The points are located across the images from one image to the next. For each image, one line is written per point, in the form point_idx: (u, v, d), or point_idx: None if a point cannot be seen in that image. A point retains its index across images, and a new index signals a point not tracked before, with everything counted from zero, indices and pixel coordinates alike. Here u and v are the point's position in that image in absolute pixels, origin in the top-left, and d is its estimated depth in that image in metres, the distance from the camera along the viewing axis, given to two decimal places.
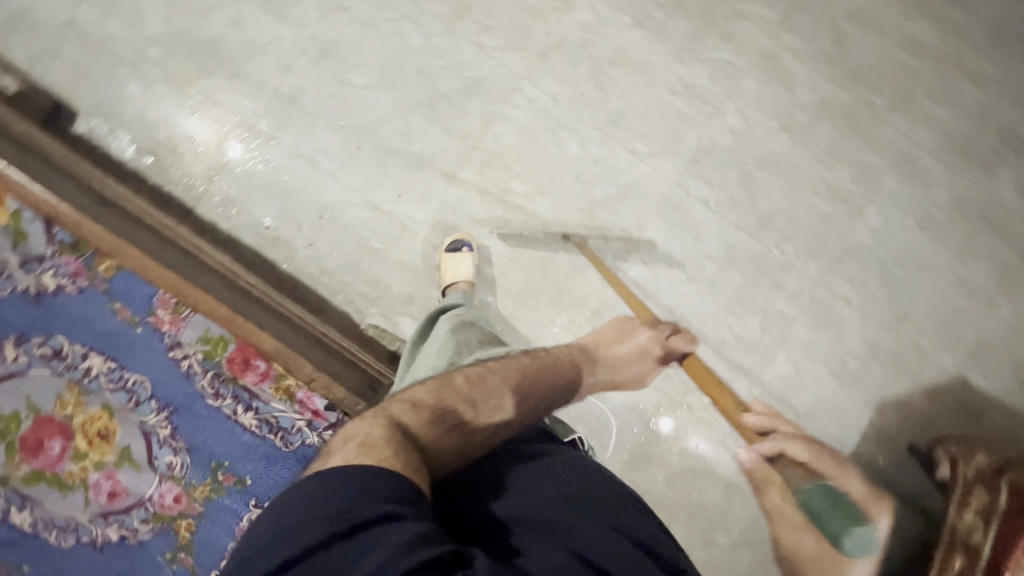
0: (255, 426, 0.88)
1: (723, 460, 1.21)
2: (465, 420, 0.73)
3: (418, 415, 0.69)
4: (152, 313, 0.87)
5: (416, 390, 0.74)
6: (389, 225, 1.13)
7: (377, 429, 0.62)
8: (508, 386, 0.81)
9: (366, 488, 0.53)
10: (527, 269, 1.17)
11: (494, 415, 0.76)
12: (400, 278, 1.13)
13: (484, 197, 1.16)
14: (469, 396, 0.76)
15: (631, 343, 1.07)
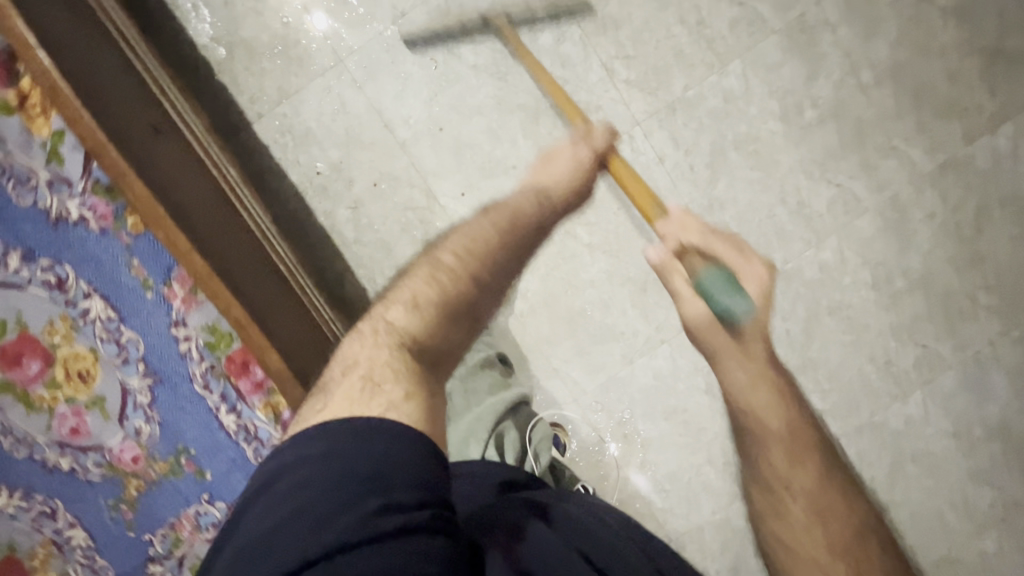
0: (234, 432, 0.66)
1: None
2: (473, 305, 0.64)
3: (424, 315, 0.60)
4: (166, 283, 0.62)
5: (419, 273, 0.64)
6: (439, 220, 1.06)
7: (384, 352, 0.56)
8: (496, 246, 0.69)
9: (388, 466, 0.46)
10: (556, 317, 1.11)
11: (498, 290, 0.68)
12: None
13: (546, 232, 1.09)
14: (466, 273, 0.65)
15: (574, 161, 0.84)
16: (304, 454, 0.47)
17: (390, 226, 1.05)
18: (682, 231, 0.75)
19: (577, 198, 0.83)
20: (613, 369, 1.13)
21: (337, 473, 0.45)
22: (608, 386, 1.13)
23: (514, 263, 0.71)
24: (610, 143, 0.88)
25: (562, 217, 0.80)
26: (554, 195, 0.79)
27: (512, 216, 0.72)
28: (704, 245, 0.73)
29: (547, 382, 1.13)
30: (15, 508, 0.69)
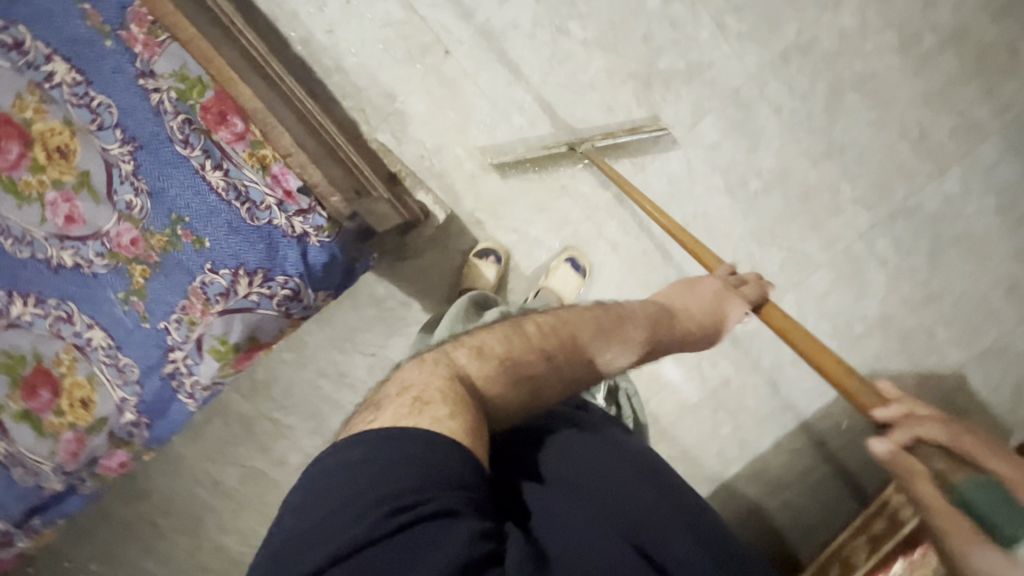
0: (223, 189, 0.67)
1: (690, 381, 1.17)
2: (537, 393, 0.55)
3: (486, 367, 0.53)
4: (124, 27, 0.67)
5: (507, 333, 0.56)
6: (422, 33, 1.00)
7: (439, 380, 0.50)
8: (587, 347, 0.58)
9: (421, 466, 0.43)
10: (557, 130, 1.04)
11: (570, 390, 0.57)
12: (419, 97, 1.02)
13: (536, 31, 1.01)
14: (543, 348, 0.56)
15: (712, 295, 0.70)
16: (354, 452, 0.45)
17: (368, 45, 1.00)
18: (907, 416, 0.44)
19: (694, 340, 0.68)
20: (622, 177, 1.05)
21: (374, 474, 0.43)
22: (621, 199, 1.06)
23: (598, 373, 0.59)
24: (759, 293, 0.71)
25: (670, 344, 0.66)
26: (679, 330, 0.67)
27: (620, 316, 0.62)
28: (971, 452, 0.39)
29: (553, 204, 1.06)
30: (32, 316, 0.67)
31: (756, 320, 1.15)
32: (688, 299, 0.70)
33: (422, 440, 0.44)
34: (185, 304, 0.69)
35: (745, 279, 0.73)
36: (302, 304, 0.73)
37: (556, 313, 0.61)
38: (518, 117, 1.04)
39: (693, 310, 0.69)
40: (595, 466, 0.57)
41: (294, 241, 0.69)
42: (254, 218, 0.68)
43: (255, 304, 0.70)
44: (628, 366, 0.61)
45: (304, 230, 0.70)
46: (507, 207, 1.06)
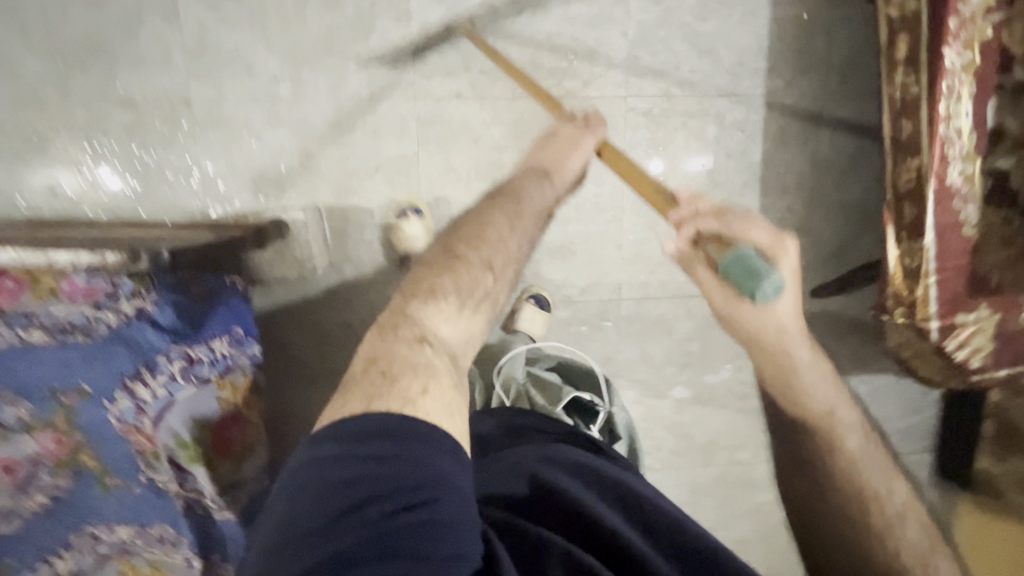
0: (49, 340, 0.62)
1: (635, 125, 1.08)
2: (492, 296, 0.61)
3: (452, 308, 0.57)
4: None
5: (456, 267, 0.60)
6: (159, 110, 0.98)
7: (398, 349, 0.52)
8: (506, 224, 0.66)
9: (376, 470, 0.43)
10: (317, 62, 0.99)
11: (511, 266, 0.64)
12: (211, 154, 1.00)
13: (222, 13, 0.96)
14: (485, 261, 0.61)
15: (583, 152, 0.79)
16: (348, 453, 0.44)
17: (139, 160, 0.99)
18: (693, 216, 0.59)
19: (578, 182, 0.81)
20: (403, 37, 1.00)
21: (332, 486, 0.42)
22: (422, 54, 1.01)
23: (528, 242, 0.67)
24: (602, 124, 0.84)
25: (561, 198, 0.76)
26: (558, 178, 0.77)
27: (518, 195, 0.70)
28: (728, 231, 0.57)
29: (382, 108, 1.02)
30: (76, 559, 0.73)
31: (632, 21, 1.04)
32: (560, 149, 0.79)
33: (427, 439, 0.46)
34: (135, 448, 0.67)
35: (603, 141, 0.80)
36: (209, 362, 0.68)
37: (476, 219, 0.66)
38: (281, 85, 1.00)
39: (565, 161, 0.78)
40: (567, 474, 0.62)
41: (138, 320, 0.64)
42: (95, 337, 0.63)
43: (169, 395, 0.65)
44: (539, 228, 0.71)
45: (134, 306, 0.64)
46: (359, 150, 1.03)
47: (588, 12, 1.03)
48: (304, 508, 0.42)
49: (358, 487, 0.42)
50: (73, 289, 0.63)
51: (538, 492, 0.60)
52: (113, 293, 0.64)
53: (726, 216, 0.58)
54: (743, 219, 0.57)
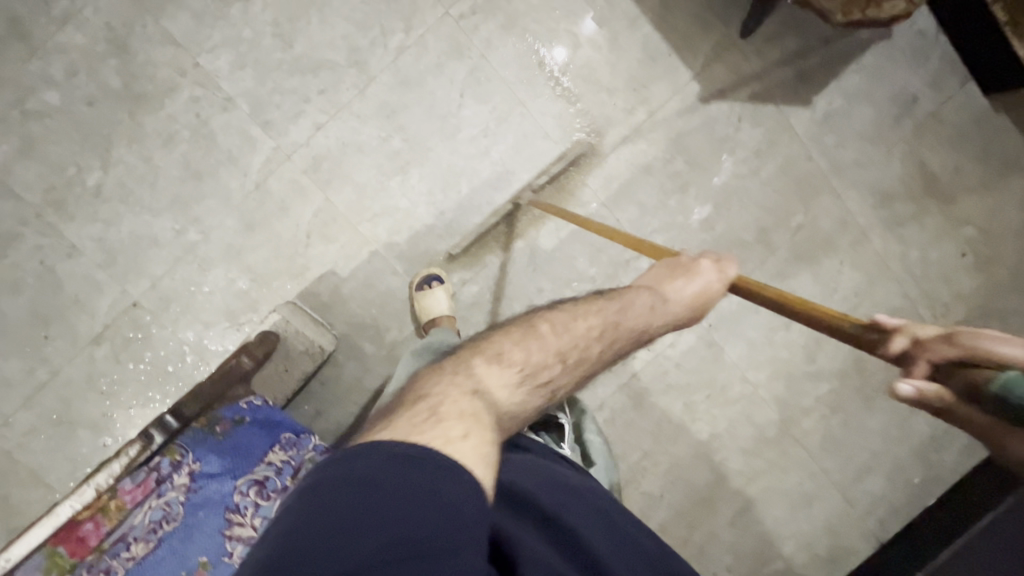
0: (149, 546, 0.64)
1: (477, 24, 1.03)
2: (552, 388, 0.61)
3: (513, 393, 0.57)
4: None
5: (533, 342, 0.62)
6: (124, 324, 1.05)
7: (463, 400, 0.53)
8: (591, 324, 0.66)
9: (408, 502, 0.42)
10: (197, 194, 1.02)
11: (584, 366, 0.64)
12: (187, 325, 1.06)
13: (104, 215, 1.01)
14: (562, 350, 0.62)
15: (699, 284, 0.75)
16: (362, 471, 0.43)
17: (141, 372, 1.06)
18: (922, 346, 0.42)
19: (695, 314, 0.75)
20: (241, 118, 1.01)
21: (359, 506, 0.41)
22: (265, 117, 1.01)
23: (603, 355, 0.66)
24: (734, 269, 0.77)
25: (665, 325, 0.73)
26: (670, 312, 0.73)
27: (617, 312, 0.69)
28: (980, 354, 0.38)
29: (272, 185, 1.04)
30: None
31: None
32: (671, 279, 0.76)
33: (459, 479, 0.44)
34: None
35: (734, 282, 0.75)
36: (275, 475, 0.70)
37: (568, 306, 0.69)
38: (189, 234, 1.03)
39: (673, 295, 0.74)
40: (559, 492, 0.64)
41: (197, 480, 0.67)
42: (178, 516, 0.66)
43: (265, 520, 0.66)
44: (624, 349, 0.69)
45: (185, 473, 0.68)
46: (285, 231, 1.05)
47: None
48: (322, 527, 0.40)
49: (388, 512, 0.41)
50: (132, 493, 0.68)
51: (534, 510, 0.60)
52: (162, 474, 0.68)
53: (960, 335, 0.41)
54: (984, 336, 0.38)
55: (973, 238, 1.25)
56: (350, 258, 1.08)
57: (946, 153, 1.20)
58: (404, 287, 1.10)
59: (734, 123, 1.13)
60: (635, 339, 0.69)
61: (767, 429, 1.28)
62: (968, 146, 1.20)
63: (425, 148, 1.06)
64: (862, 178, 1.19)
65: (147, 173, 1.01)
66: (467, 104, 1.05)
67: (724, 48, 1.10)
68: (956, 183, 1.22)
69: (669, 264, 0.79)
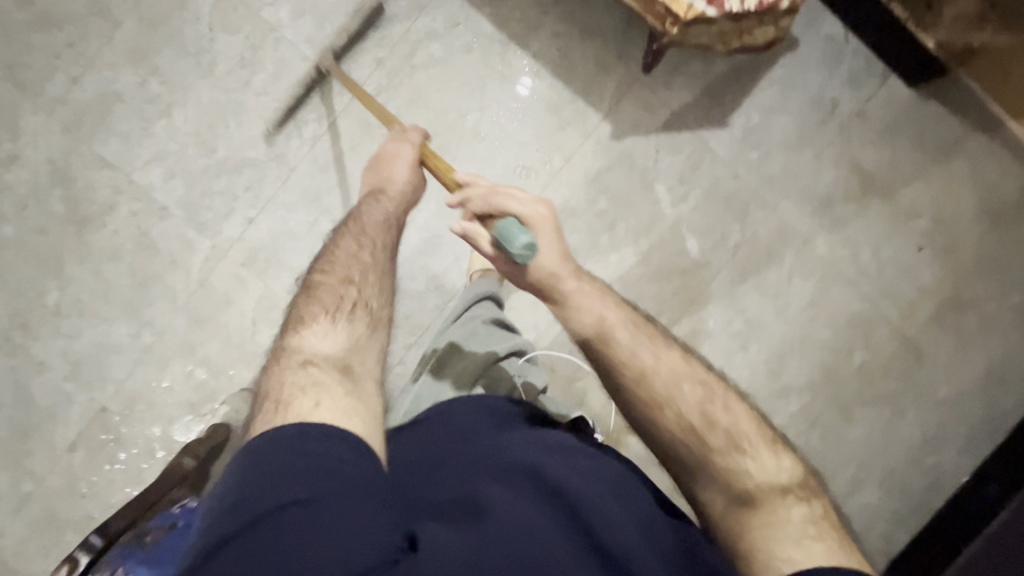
0: None
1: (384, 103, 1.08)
2: (370, 308, 0.69)
3: (339, 334, 0.64)
4: None
5: (318, 296, 0.68)
6: (96, 426, 1.11)
7: (286, 376, 0.59)
8: (347, 247, 0.75)
9: (312, 460, 0.49)
10: (147, 298, 1.09)
11: (377, 276, 0.73)
12: (153, 420, 1.12)
13: (66, 328, 1.08)
14: (346, 277, 0.71)
15: (404, 163, 0.87)
16: (278, 434, 0.52)
17: (120, 469, 1.12)
18: (465, 203, 0.78)
19: (412, 194, 0.87)
20: (177, 223, 1.07)
21: (273, 465, 0.49)
22: (199, 219, 1.08)
23: (381, 259, 0.75)
24: (419, 134, 0.91)
25: (399, 211, 0.85)
26: (400, 195, 0.85)
27: (360, 221, 0.79)
28: (496, 211, 0.76)
29: (212, 279, 1.09)
30: None
31: (301, 43, 1.06)
32: (389, 167, 0.87)
33: (353, 453, 0.52)
34: None
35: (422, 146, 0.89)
36: None
37: (328, 252, 0.74)
38: (144, 336, 1.10)
39: (395, 181, 0.86)
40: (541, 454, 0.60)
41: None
42: None
43: None
44: (394, 242, 0.79)
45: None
46: (232, 320, 1.11)
47: (266, 73, 1.05)
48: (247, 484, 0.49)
49: (297, 468, 0.49)
50: None
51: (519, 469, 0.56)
52: None
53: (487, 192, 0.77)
54: (507, 195, 0.77)
55: (926, 231, 1.21)
56: None
57: (877, 151, 1.18)
58: None
59: (653, 154, 1.14)
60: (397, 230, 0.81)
61: None
62: (900, 138, 1.18)
63: None
64: (796, 186, 1.17)
65: (100, 286, 1.08)
66: None
67: (629, 85, 1.12)
68: (895, 179, 1.19)
69: (377, 161, 0.89)
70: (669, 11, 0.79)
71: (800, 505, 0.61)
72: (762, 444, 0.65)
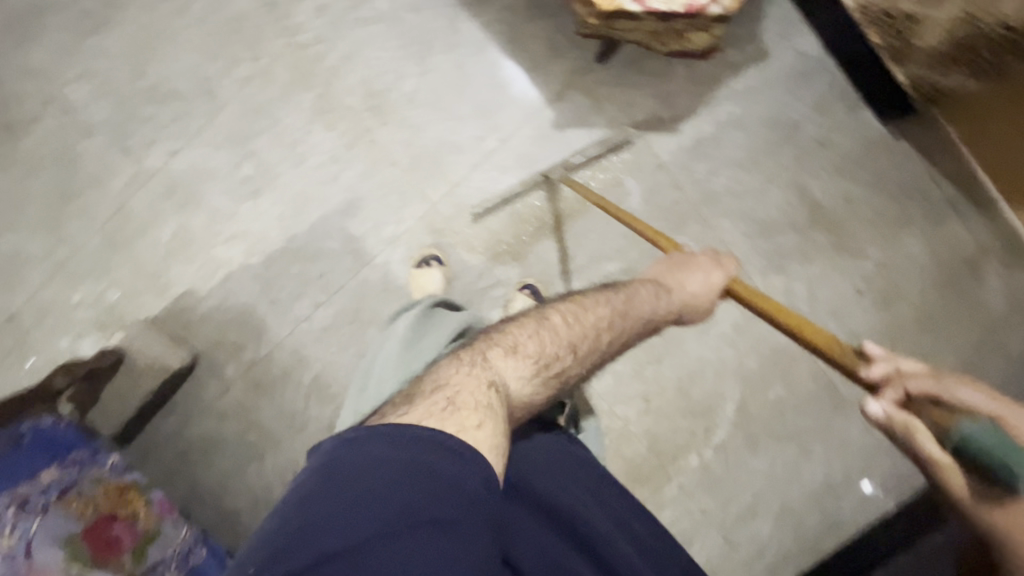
0: None
1: (320, 53, 1.05)
2: (564, 381, 0.60)
3: (530, 387, 0.57)
4: None
5: (545, 330, 0.61)
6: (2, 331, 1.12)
7: (481, 393, 0.53)
8: (601, 314, 0.65)
9: (424, 498, 0.44)
10: (65, 214, 1.10)
11: (595, 355, 0.63)
12: (56, 336, 1.13)
13: None
14: (570, 339, 0.61)
15: (699, 276, 0.75)
16: (394, 449, 0.46)
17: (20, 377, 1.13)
18: (900, 377, 0.50)
19: (687, 313, 0.75)
20: (101, 143, 1.07)
21: (381, 485, 0.44)
22: (122, 144, 1.07)
23: (616, 346, 0.66)
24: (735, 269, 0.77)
25: (667, 316, 0.72)
26: (676, 303, 0.73)
27: (626, 298, 0.69)
28: (946, 395, 0.45)
29: (129, 204, 1.09)
30: None
31: None
32: (676, 272, 0.77)
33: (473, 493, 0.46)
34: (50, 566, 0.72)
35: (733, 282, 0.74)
36: (41, 493, 0.77)
37: (576, 298, 0.67)
38: (59, 251, 1.11)
39: (677, 285, 0.75)
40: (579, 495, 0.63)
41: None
42: None
43: (23, 536, 0.72)
44: (630, 339, 0.68)
45: None
46: (147, 249, 1.11)
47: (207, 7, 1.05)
48: (348, 499, 0.44)
49: (411, 499, 0.44)
50: None
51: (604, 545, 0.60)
52: None
53: (941, 378, 0.47)
54: (965, 389, 0.45)
55: (868, 274, 1.15)
56: (208, 277, 1.12)
57: (832, 182, 1.12)
58: (261, 305, 1.13)
59: (594, 150, 1.09)
60: (642, 330, 0.69)
61: (642, 466, 1.21)
62: (860, 174, 1.12)
63: (274, 174, 1.09)
64: (740, 207, 1.12)
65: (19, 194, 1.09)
66: (314, 130, 1.07)
67: (578, 73, 1.07)
68: (846, 216, 1.13)
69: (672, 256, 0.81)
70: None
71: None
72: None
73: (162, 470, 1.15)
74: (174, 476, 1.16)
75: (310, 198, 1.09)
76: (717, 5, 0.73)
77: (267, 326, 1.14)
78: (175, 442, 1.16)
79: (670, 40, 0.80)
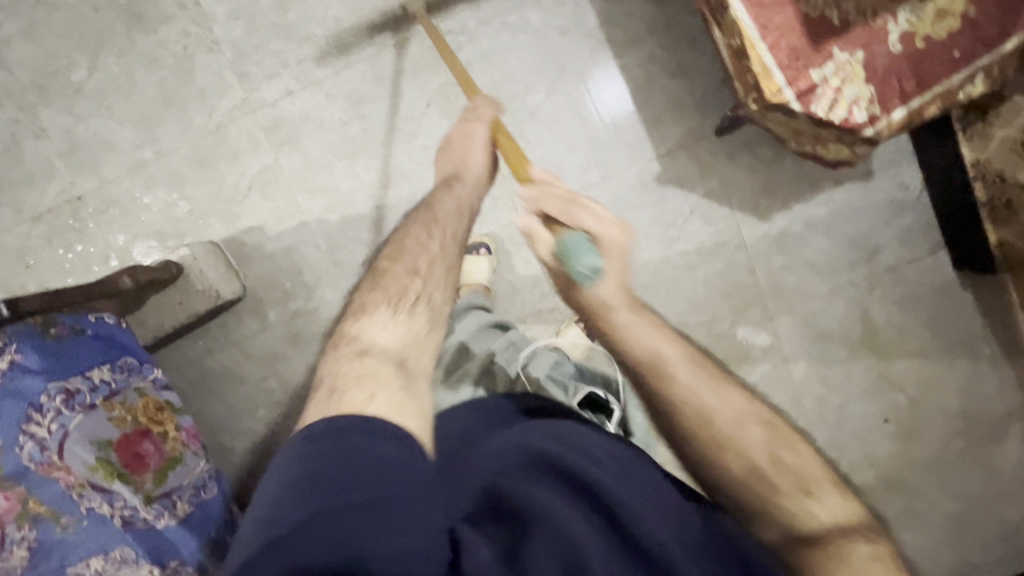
0: None
1: (460, 45, 1.07)
2: (428, 296, 0.70)
3: (401, 315, 0.68)
4: None
5: (384, 281, 0.71)
6: (62, 209, 1.11)
7: (342, 363, 0.62)
8: (430, 236, 0.74)
9: (336, 473, 0.48)
10: (163, 118, 1.09)
11: (447, 264, 0.73)
12: (114, 230, 1.11)
13: (76, 110, 1.09)
14: (407, 271, 0.71)
15: (478, 145, 0.82)
16: (304, 448, 0.51)
17: (65, 260, 1.11)
18: (539, 202, 0.69)
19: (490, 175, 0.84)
20: (222, 62, 1.07)
21: (296, 477, 0.49)
22: (242, 69, 1.07)
23: (456, 242, 0.76)
24: (489, 107, 0.84)
25: (478, 190, 0.81)
26: (478, 172, 0.82)
27: (445, 207, 0.78)
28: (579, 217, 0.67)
29: (229, 128, 1.09)
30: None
31: None
32: (461, 147, 0.83)
33: (379, 459, 0.50)
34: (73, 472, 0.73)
35: (494, 124, 0.83)
36: (89, 390, 0.76)
37: (398, 238, 0.76)
38: (145, 151, 1.10)
39: (461, 154, 0.82)
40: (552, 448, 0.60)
41: (13, 371, 0.71)
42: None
43: (62, 427, 0.73)
44: (462, 225, 0.78)
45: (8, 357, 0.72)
46: (230, 175, 1.11)
47: None
48: (276, 497, 0.48)
49: (322, 480, 0.48)
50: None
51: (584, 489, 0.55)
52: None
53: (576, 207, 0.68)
54: (583, 208, 0.68)
55: (898, 406, 1.19)
56: (280, 220, 1.12)
57: (891, 312, 1.16)
58: (322, 263, 1.13)
59: (683, 214, 1.12)
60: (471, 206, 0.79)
61: None
62: (918, 311, 1.16)
63: (378, 143, 1.09)
64: (802, 307, 1.15)
65: (125, 85, 1.08)
66: (430, 114, 1.09)
67: (694, 138, 1.10)
68: (895, 345, 1.17)
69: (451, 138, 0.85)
70: (757, 84, 0.75)
71: (867, 543, 0.54)
72: (832, 486, 0.58)
73: (178, 390, 1.16)
74: (187, 399, 1.15)
75: (405, 176, 1.10)
76: (872, 126, 0.75)
77: (321, 284, 1.13)
78: (198, 367, 1.15)
79: (812, 141, 0.83)
